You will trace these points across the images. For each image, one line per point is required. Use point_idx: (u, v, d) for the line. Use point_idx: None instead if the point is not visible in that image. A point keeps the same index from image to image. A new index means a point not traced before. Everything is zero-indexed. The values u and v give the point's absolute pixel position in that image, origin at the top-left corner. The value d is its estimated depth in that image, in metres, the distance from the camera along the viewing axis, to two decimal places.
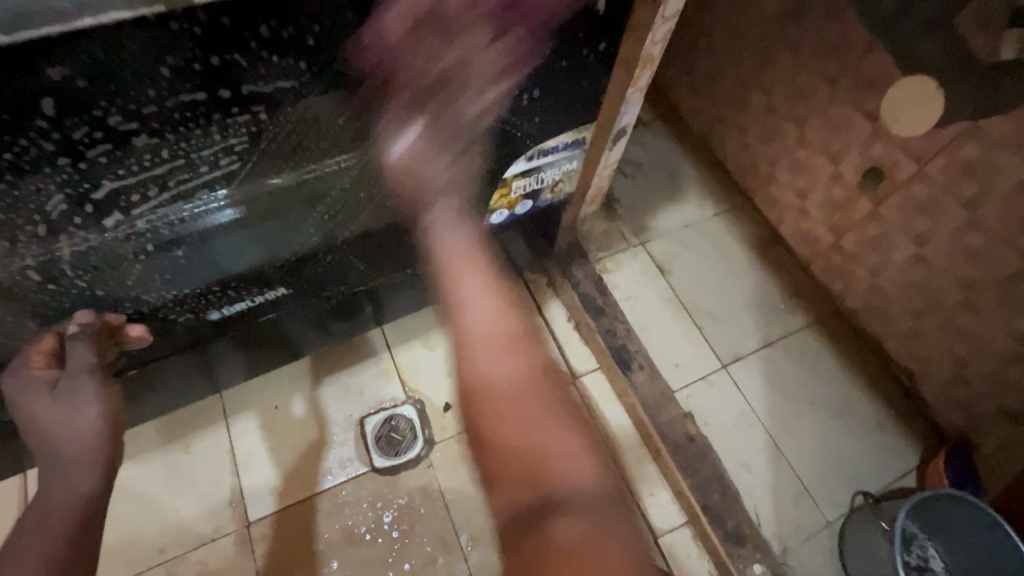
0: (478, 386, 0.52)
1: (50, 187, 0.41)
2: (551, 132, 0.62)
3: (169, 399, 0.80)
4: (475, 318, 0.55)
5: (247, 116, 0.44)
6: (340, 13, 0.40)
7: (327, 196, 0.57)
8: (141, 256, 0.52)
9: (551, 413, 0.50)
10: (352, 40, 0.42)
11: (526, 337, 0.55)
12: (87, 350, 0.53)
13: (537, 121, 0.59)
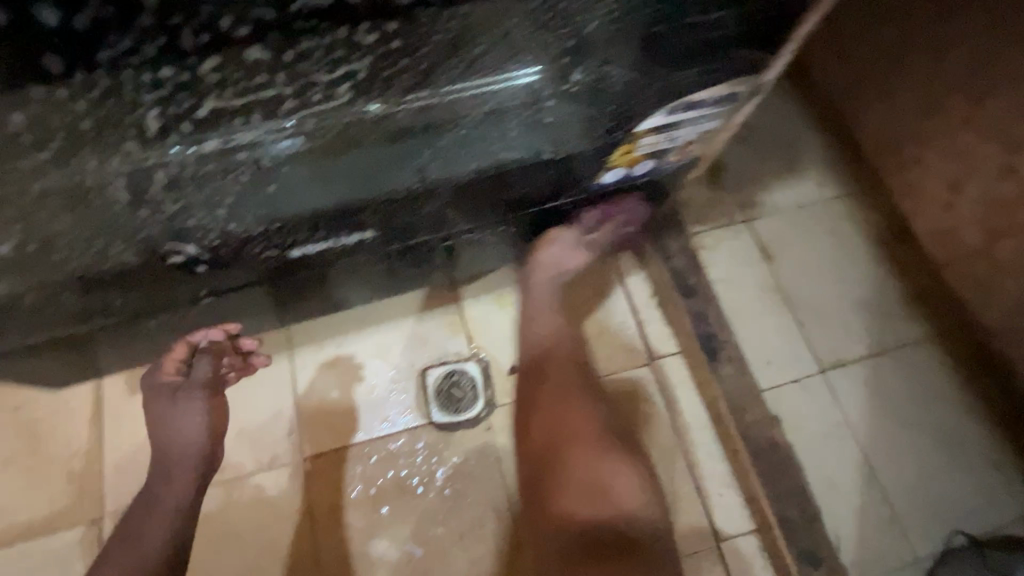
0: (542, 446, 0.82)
1: (147, 101, 0.34)
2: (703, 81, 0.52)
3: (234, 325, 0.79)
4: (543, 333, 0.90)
5: (375, 34, 0.35)
6: None
7: (437, 133, 0.49)
8: (235, 183, 0.45)
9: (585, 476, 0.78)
10: None
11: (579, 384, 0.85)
12: (206, 360, 0.78)
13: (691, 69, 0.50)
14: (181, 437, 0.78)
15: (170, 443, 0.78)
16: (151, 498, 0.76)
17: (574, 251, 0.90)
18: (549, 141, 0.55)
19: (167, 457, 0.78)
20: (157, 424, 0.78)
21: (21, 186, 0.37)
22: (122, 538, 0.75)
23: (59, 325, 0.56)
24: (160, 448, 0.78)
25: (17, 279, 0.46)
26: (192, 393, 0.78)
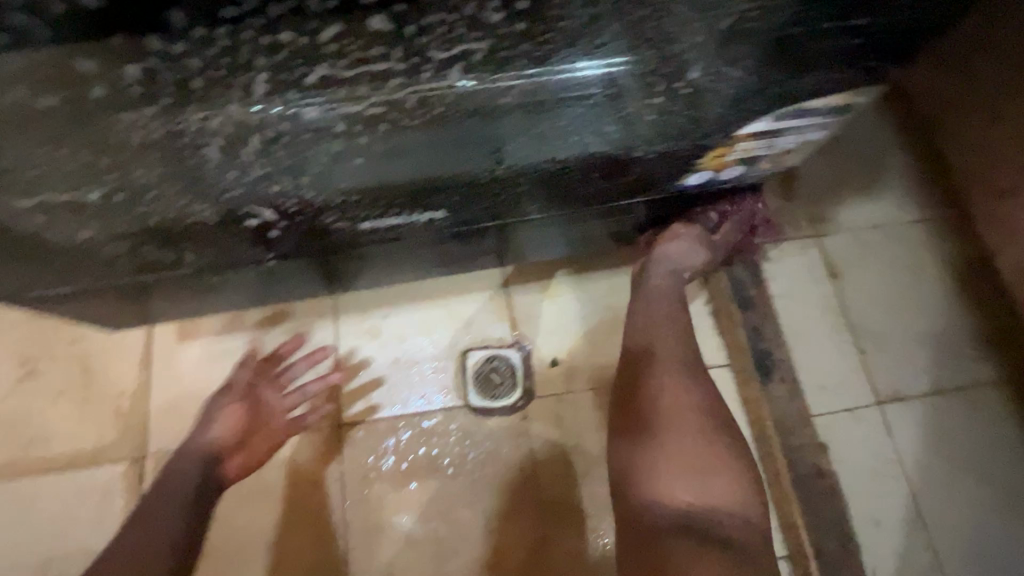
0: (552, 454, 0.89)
1: (260, 63, 0.32)
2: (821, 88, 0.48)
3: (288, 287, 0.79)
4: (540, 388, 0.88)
5: (501, 14, 0.32)
6: None
7: (525, 114, 0.45)
8: (325, 153, 0.44)
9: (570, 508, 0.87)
10: None
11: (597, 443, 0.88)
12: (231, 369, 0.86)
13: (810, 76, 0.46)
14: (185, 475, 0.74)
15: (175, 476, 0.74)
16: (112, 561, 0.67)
17: (696, 248, 0.84)
18: (645, 138, 0.52)
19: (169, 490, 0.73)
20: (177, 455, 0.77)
21: (120, 138, 0.36)
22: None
23: (129, 272, 0.57)
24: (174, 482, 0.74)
25: (98, 224, 0.46)
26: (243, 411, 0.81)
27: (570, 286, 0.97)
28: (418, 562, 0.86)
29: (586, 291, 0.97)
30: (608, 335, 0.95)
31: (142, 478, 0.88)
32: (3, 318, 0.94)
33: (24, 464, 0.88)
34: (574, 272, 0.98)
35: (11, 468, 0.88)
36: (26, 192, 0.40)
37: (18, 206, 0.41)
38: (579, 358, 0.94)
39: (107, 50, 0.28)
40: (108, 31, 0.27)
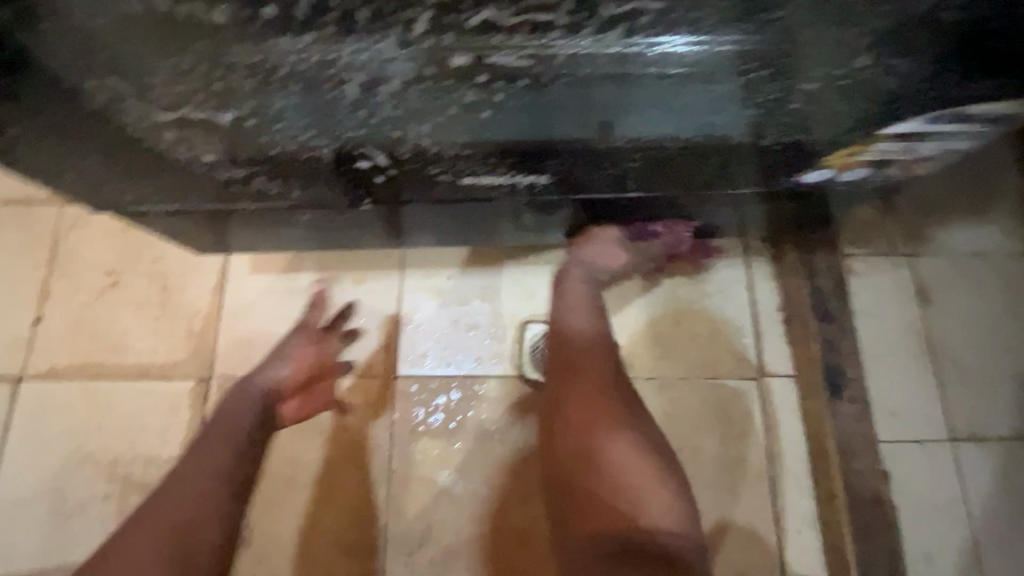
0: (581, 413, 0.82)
1: (436, 0, 0.33)
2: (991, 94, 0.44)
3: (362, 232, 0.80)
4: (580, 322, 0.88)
5: None
6: None
7: (635, 77, 0.45)
8: (460, 105, 0.44)
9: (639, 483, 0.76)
10: None
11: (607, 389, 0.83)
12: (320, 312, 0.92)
13: (978, 79, 0.42)
14: (240, 410, 0.82)
15: (236, 405, 0.82)
16: (191, 472, 0.75)
17: (614, 251, 0.89)
18: (776, 126, 0.49)
19: (224, 426, 0.80)
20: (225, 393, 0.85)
21: (280, 58, 0.39)
22: (159, 507, 0.72)
23: (232, 200, 0.58)
24: (217, 419, 0.81)
25: (222, 144, 0.47)
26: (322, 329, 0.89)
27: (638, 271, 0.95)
28: (454, 520, 0.87)
29: (655, 280, 0.95)
30: (672, 327, 0.93)
31: (206, 397, 0.92)
32: (95, 228, 0.99)
33: (102, 367, 0.94)
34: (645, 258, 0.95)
35: (91, 369, 0.94)
36: (176, 106, 0.44)
37: (162, 117, 0.45)
38: (639, 346, 0.93)
39: None
40: None
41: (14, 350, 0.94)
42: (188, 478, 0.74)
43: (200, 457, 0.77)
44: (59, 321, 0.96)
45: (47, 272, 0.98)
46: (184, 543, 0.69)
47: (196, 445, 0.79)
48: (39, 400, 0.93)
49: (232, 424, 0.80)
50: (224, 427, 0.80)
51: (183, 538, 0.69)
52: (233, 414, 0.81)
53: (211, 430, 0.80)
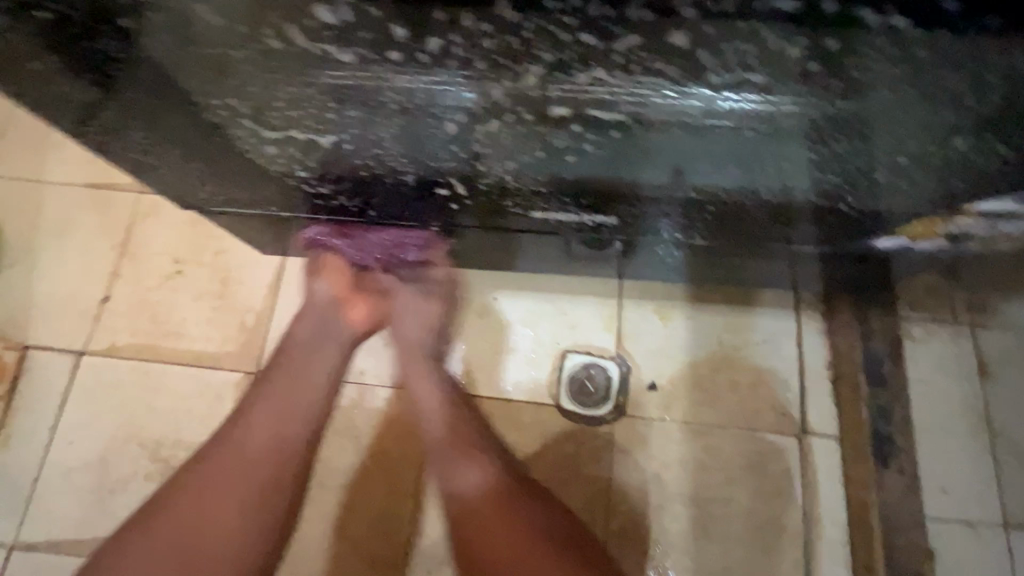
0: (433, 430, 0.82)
1: (545, 60, 0.33)
2: None
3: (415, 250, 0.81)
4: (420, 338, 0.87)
5: (801, 53, 0.31)
6: None
7: (729, 140, 0.43)
8: (545, 149, 0.44)
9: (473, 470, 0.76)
10: None
11: (439, 383, 0.85)
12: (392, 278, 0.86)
13: None
14: (277, 442, 0.72)
15: (275, 435, 0.72)
16: (209, 499, 0.66)
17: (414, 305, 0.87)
18: (856, 195, 0.49)
19: (249, 455, 0.70)
20: (258, 400, 0.74)
21: (381, 96, 0.38)
22: (177, 512, 0.65)
23: (311, 208, 0.61)
24: (243, 441, 0.71)
25: (316, 165, 0.50)
26: (413, 340, 0.86)
27: (684, 313, 0.94)
28: None
29: (700, 323, 0.94)
30: (714, 373, 0.92)
31: (251, 391, 0.95)
32: (165, 218, 1.05)
33: (157, 350, 0.99)
34: (691, 300, 0.95)
35: (147, 352, 0.98)
36: (277, 125, 0.44)
37: (262, 133, 0.45)
38: (679, 389, 0.91)
39: (421, 19, 0.30)
40: (433, 7, 0.29)
41: (80, 324, 1.00)
42: (208, 498, 0.66)
43: (221, 479, 0.68)
44: (123, 302, 1.01)
45: (118, 256, 1.04)
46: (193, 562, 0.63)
47: (209, 467, 0.69)
48: (97, 375, 0.98)
49: (267, 458, 0.70)
50: (251, 457, 0.70)
51: (199, 548, 0.64)
52: (271, 445, 0.71)
53: (234, 452, 0.70)
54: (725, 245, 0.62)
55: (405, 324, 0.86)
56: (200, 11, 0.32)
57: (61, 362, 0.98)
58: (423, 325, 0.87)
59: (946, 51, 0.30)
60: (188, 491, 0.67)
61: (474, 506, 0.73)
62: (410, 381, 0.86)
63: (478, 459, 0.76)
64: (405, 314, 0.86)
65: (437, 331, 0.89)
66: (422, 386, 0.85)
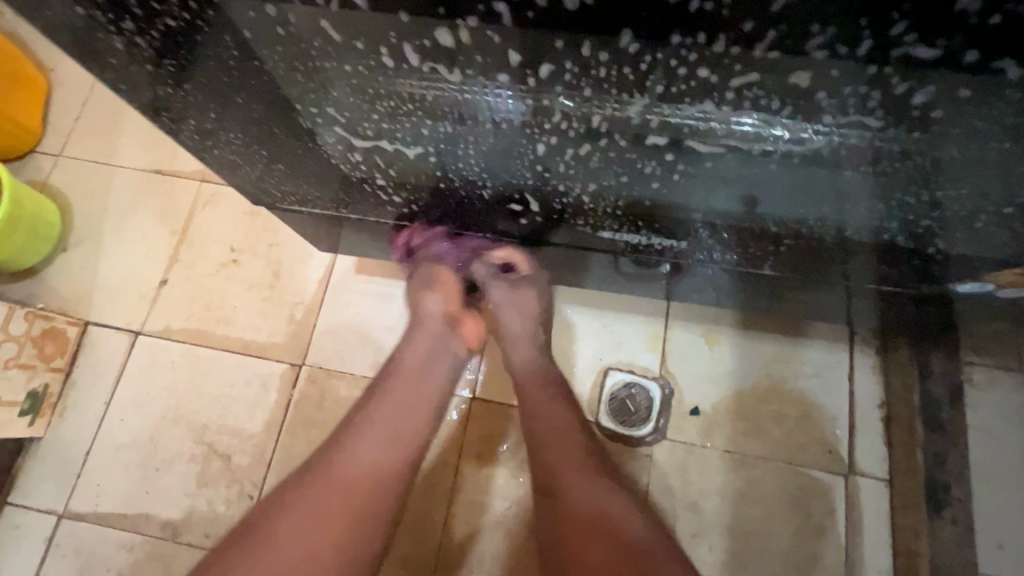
0: (535, 415, 0.72)
1: (654, 89, 0.33)
2: None
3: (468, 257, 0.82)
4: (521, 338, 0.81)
5: (921, 102, 0.31)
6: None
7: (821, 180, 0.43)
8: (631, 172, 0.45)
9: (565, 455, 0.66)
10: None
11: (545, 375, 0.78)
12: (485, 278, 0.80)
13: None
14: (357, 459, 0.62)
15: (389, 442, 0.65)
16: (314, 509, 0.58)
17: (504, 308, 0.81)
18: (946, 242, 0.47)
19: (364, 469, 0.61)
20: (367, 416, 0.66)
21: (480, 114, 0.40)
22: (307, 500, 0.58)
23: (381, 215, 0.62)
24: (344, 462, 0.62)
25: (397, 172, 0.51)
26: (517, 331, 0.81)
27: (731, 338, 0.93)
28: (509, 551, 0.87)
29: (748, 350, 0.92)
30: (760, 403, 0.90)
31: (295, 383, 0.98)
32: (224, 208, 1.08)
33: (209, 336, 1.02)
34: (740, 326, 0.93)
35: (199, 336, 1.02)
36: (369, 135, 0.46)
37: (353, 142, 0.48)
38: (722, 416, 0.90)
39: (538, 41, 0.31)
40: (555, 36, 0.30)
41: (138, 305, 1.04)
42: (305, 519, 0.57)
43: (320, 500, 0.58)
44: (180, 287, 1.05)
45: (178, 241, 1.07)
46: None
47: (317, 480, 0.60)
48: (151, 355, 1.01)
49: (343, 490, 0.60)
50: (351, 483, 0.60)
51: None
52: (368, 472, 0.62)
53: (324, 489, 0.59)
54: (792, 277, 0.61)
55: (503, 312, 0.81)
56: (322, 26, 0.33)
57: (118, 340, 1.02)
58: (523, 314, 0.81)
59: None
60: (280, 506, 0.58)
61: (558, 447, 0.67)
62: (528, 392, 0.76)
63: (583, 475, 0.64)
64: (506, 307, 0.81)
65: (539, 321, 0.83)
66: (536, 393, 0.75)
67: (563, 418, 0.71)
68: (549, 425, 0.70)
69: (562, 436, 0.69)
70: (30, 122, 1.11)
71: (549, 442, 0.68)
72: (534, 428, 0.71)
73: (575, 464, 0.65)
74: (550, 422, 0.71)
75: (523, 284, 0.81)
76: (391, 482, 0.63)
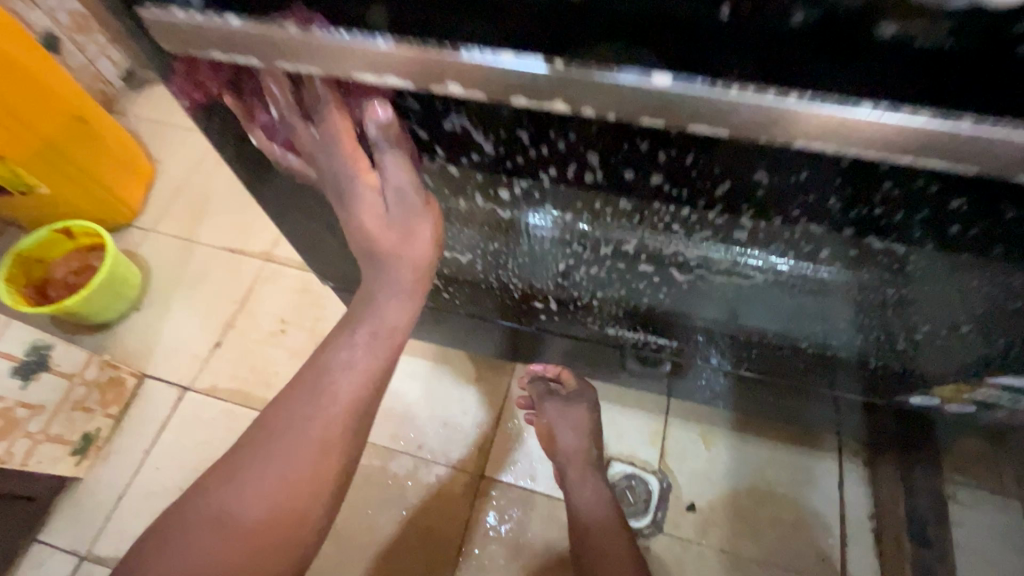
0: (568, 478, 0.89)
1: (644, 232, 0.48)
2: None
3: (489, 346, 0.93)
4: (569, 428, 0.91)
5: (830, 256, 0.44)
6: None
7: (776, 304, 0.55)
8: (631, 287, 0.58)
9: (595, 516, 0.84)
10: (1003, 246, 0.37)
11: (583, 436, 0.90)
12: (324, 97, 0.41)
13: None
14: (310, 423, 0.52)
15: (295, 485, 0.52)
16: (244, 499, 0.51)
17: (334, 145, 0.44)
18: (884, 359, 0.58)
19: (251, 526, 0.51)
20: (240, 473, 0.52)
21: (521, 236, 0.54)
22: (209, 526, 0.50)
23: (428, 300, 0.75)
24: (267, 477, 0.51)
25: (449, 271, 0.66)
26: (571, 447, 0.90)
27: (726, 437, 1.00)
28: None
29: (742, 451, 0.99)
30: (755, 504, 0.95)
31: None
32: (279, 284, 1.24)
33: (249, 397, 1.12)
34: (734, 426, 1.00)
35: (241, 396, 1.12)
36: None
37: None
38: (718, 515, 0.94)
39: (565, 196, 0.46)
40: (577, 194, 0.45)
41: (191, 363, 1.16)
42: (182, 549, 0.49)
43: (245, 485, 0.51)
44: (232, 351, 1.17)
45: (236, 310, 1.22)
46: (284, 527, 0.52)
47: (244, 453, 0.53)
48: (195, 409, 1.11)
49: (319, 451, 0.52)
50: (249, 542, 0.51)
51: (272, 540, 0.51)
52: (302, 526, 0.53)
53: (290, 443, 0.51)
54: (773, 380, 0.71)
55: (556, 428, 0.91)
56: (421, 178, 0.50)
57: (168, 394, 1.13)
58: (575, 429, 0.90)
59: (928, 273, 0.42)
60: (254, 447, 0.52)
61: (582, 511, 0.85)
62: (566, 467, 0.90)
63: (611, 527, 0.82)
64: (558, 423, 0.91)
65: (591, 434, 0.91)
66: (581, 472, 0.89)
67: (594, 488, 0.87)
68: (583, 486, 0.87)
69: (585, 505, 0.85)
70: (132, 200, 1.32)
71: (582, 503, 0.86)
72: (569, 494, 0.88)
73: (603, 522, 0.83)
74: (581, 487, 0.87)
75: (574, 398, 0.91)
76: (317, 499, 0.53)
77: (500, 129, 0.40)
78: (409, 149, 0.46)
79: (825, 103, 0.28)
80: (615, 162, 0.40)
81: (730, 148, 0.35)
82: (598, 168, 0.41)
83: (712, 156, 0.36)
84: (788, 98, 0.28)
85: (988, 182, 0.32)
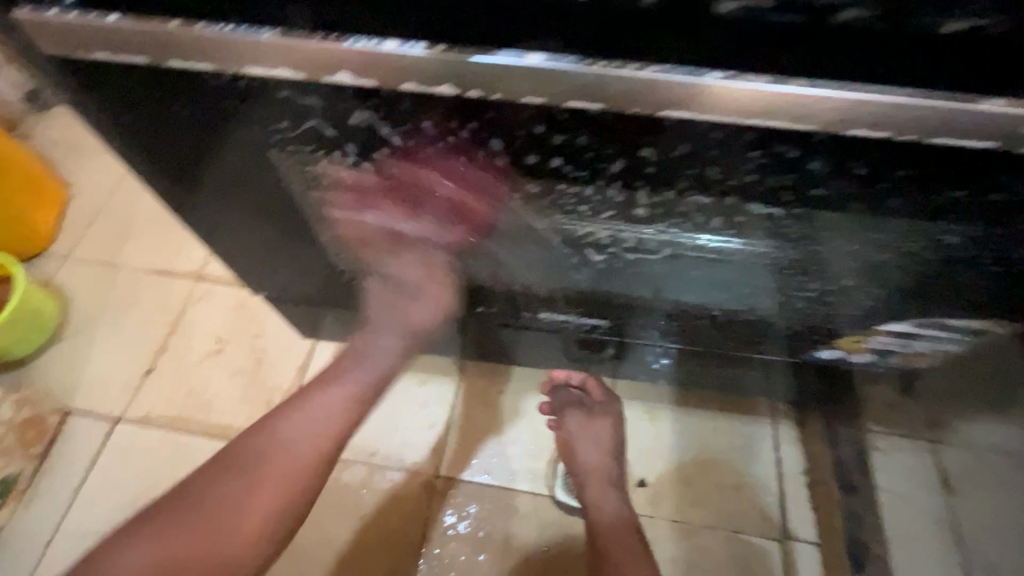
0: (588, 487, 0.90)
1: (556, 214, 0.50)
2: (949, 321, 0.56)
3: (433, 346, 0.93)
4: (592, 443, 0.93)
5: (723, 225, 0.48)
6: (874, 186, 0.39)
7: (688, 277, 0.59)
8: (555, 270, 0.61)
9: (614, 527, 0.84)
10: (861, 204, 0.42)
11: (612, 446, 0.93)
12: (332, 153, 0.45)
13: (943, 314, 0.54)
14: (300, 450, 0.63)
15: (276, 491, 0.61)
16: (256, 490, 0.60)
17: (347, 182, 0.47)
18: (791, 318, 0.63)
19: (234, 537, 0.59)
20: (271, 450, 0.62)
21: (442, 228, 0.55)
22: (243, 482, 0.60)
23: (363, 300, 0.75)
24: (284, 433, 0.63)
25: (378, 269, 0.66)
26: (593, 461, 0.91)
27: (671, 412, 1.04)
28: None
29: (687, 425, 1.03)
30: (701, 473, 0.99)
31: None
32: (214, 302, 1.19)
33: (188, 422, 1.07)
34: (678, 401, 1.05)
35: (179, 422, 1.07)
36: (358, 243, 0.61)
37: (346, 246, 0.62)
38: (667, 487, 0.99)
39: (475, 184, 0.47)
40: (487, 182, 0.47)
41: (122, 393, 1.10)
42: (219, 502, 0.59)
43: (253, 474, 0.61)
44: (166, 376, 1.12)
45: (167, 333, 1.16)
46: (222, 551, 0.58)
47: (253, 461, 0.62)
48: (128, 440, 1.05)
49: (311, 448, 0.63)
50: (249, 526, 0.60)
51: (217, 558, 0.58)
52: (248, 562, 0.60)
53: (280, 453, 0.62)
54: (701, 349, 0.75)
55: (577, 441, 0.93)
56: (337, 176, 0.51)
57: (97, 428, 1.06)
58: (598, 445, 0.92)
59: (807, 233, 0.47)
60: (274, 430, 0.64)
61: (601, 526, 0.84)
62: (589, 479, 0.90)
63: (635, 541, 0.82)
64: (581, 438, 0.93)
65: (614, 452, 0.93)
66: (599, 489, 0.89)
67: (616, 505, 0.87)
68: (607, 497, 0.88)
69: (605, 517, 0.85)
70: (43, 228, 1.24)
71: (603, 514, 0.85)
72: (588, 507, 0.87)
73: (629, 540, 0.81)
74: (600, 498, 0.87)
75: (598, 414, 0.95)
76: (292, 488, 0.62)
77: (406, 123, 0.41)
78: (320, 148, 0.47)
79: (679, 73, 0.32)
80: (516, 147, 0.42)
81: (614, 125, 0.37)
82: (502, 153, 0.43)
83: (601, 135, 0.39)
84: (647, 69, 0.32)
85: (835, 143, 0.36)
